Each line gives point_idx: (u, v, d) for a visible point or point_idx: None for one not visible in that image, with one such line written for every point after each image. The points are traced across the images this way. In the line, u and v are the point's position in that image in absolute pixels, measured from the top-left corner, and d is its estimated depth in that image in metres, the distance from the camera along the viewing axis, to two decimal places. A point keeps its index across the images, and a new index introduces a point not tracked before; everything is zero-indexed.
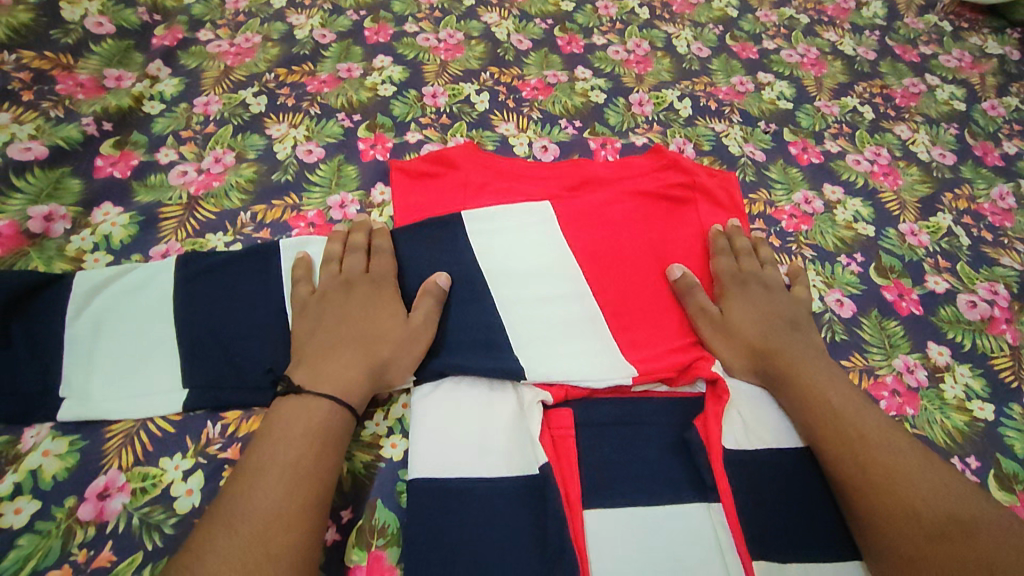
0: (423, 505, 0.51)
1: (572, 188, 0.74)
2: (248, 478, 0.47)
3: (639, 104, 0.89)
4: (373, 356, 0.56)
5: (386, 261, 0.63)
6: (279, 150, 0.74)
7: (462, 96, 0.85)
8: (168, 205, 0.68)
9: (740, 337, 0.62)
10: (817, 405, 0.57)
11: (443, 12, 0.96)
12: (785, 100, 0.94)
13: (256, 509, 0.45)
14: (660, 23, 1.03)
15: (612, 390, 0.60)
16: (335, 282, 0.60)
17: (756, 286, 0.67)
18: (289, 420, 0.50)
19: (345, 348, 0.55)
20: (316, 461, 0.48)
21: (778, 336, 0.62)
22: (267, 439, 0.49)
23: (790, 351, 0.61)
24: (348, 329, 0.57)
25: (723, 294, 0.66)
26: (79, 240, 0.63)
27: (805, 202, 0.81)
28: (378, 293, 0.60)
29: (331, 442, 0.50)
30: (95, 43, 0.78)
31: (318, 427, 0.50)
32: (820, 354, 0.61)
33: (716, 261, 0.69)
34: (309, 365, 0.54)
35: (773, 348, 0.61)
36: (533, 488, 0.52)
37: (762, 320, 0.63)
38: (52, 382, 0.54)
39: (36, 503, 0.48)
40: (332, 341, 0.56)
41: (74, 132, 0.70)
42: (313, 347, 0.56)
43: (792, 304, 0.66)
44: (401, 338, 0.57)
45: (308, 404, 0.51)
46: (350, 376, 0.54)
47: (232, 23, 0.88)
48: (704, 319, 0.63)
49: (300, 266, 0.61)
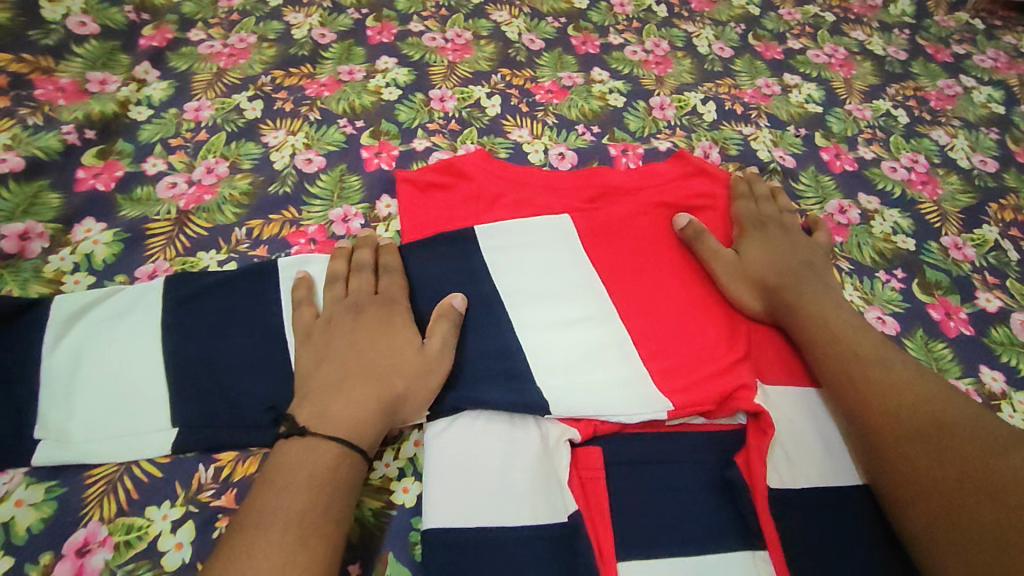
0: (442, 559, 0.46)
1: (591, 200, 0.69)
2: (247, 535, 0.41)
3: (660, 108, 0.83)
4: (385, 389, 0.50)
5: (396, 282, 0.58)
6: (277, 159, 0.69)
7: (472, 100, 0.80)
8: (156, 220, 0.62)
9: (753, 272, 0.63)
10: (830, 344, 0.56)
11: (450, 10, 0.90)
12: (814, 103, 0.88)
13: (256, 571, 0.39)
14: (679, 21, 0.97)
15: (644, 424, 0.54)
16: (342, 307, 0.55)
17: (774, 228, 0.68)
18: (293, 466, 0.45)
19: (354, 381, 0.50)
20: (324, 515, 0.43)
21: (792, 273, 0.63)
22: (268, 488, 0.44)
23: (803, 286, 0.61)
24: (358, 358, 0.52)
25: (742, 235, 0.67)
26: (58, 260, 0.58)
27: (840, 211, 0.76)
28: (390, 317, 0.55)
29: (340, 491, 0.45)
30: (78, 43, 0.72)
31: (325, 474, 0.45)
32: (833, 292, 0.62)
33: (736, 205, 0.70)
34: (315, 402, 0.49)
35: (786, 285, 0.62)
36: (562, 540, 0.47)
37: (776, 257, 0.65)
38: (26, 421, 0.49)
39: (7, 561, 0.43)
40: (339, 373, 0.51)
41: (53, 141, 0.64)
42: (319, 380, 0.50)
43: (810, 248, 0.67)
44: (415, 368, 0.52)
45: (315, 447, 0.46)
46: (361, 414, 0.48)
47: (225, 23, 0.83)
48: (717, 259, 0.64)
49: (301, 287, 0.56)
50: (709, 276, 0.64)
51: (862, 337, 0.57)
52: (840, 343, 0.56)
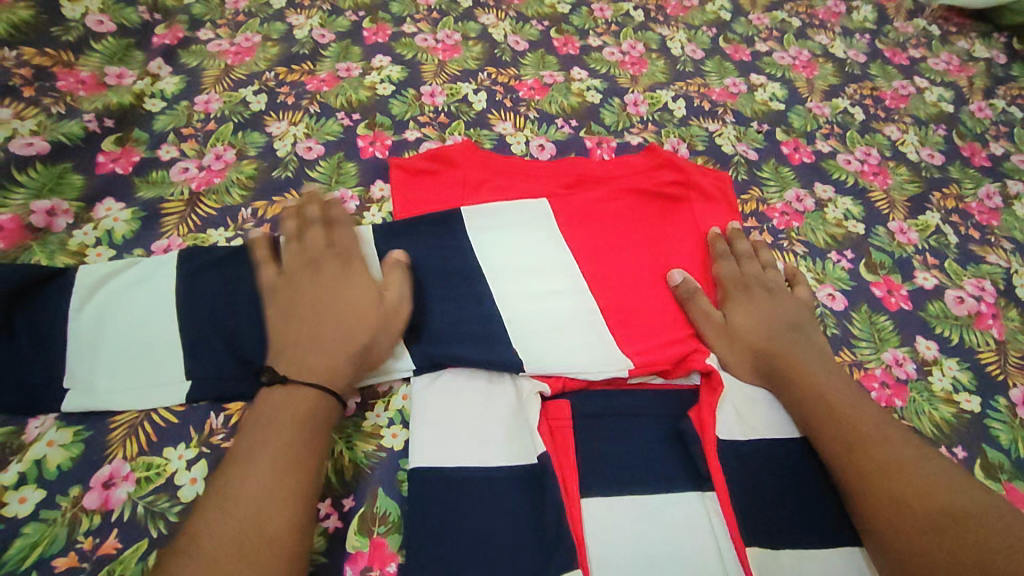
0: (424, 494, 0.52)
1: (569, 186, 0.76)
2: (239, 466, 0.47)
3: (634, 105, 0.90)
4: (351, 337, 0.55)
5: (347, 237, 0.62)
6: (279, 148, 0.75)
7: (460, 96, 0.86)
8: (170, 201, 0.68)
9: (744, 338, 0.63)
10: (807, 399, 0.58)
11: (441, 13, 0.97)
12: (778, 101, 0.96)
13: (247, 494, 0.45)
14: (655, 25, 1.04)
15: (609, 382, 0.61)
16: (302, 263, 0.59)
17: (758, 290, 0.68)
18: (278, 408, 0.50)
19: (325, 330, 0.55)
20: (308, 447, 0.49)
21: (781, 340, 0.63)
22: (257, 426, 0.49)
23: (793, 353, 0.62)
24: (322, 310, 0.56)
25: (727, 298, 0.67)
26: (81, 235, 0.63)
27: (797, 200, 0.83)
28: (347, 268, 0.59)
29: (320, 429, 0.51)
30: (96, 41, 0.78)
31: (306, 414, 0.50)
32: (823, 357, 0.63)
33: (718, 265, 0.70)
34: (291, 355, 0.53)
35: (778, 352, 0.62)
36: (530, 477, 0.53)
37: (764, 321, 0.65)
38: (56, 373, 0.54)
39: (41, 493, 0.49)
40: (310, 324, 0.55)
41: (76, 128, 0.70)
42: (291, 334, 0.55)
43: (796, 308, 0.67)
44: (377, 317, 0.57)
45: (294, 394, 0.51)
46: (335, 363, 0.53)
47: (231, 23, 0.89)
48: (708, 324, 0.64)
49: (260, 247, 0.61)
50: (700, 339, 0.65)
51: (838, 386, 0.59)
52: (819, 398, 0.58)
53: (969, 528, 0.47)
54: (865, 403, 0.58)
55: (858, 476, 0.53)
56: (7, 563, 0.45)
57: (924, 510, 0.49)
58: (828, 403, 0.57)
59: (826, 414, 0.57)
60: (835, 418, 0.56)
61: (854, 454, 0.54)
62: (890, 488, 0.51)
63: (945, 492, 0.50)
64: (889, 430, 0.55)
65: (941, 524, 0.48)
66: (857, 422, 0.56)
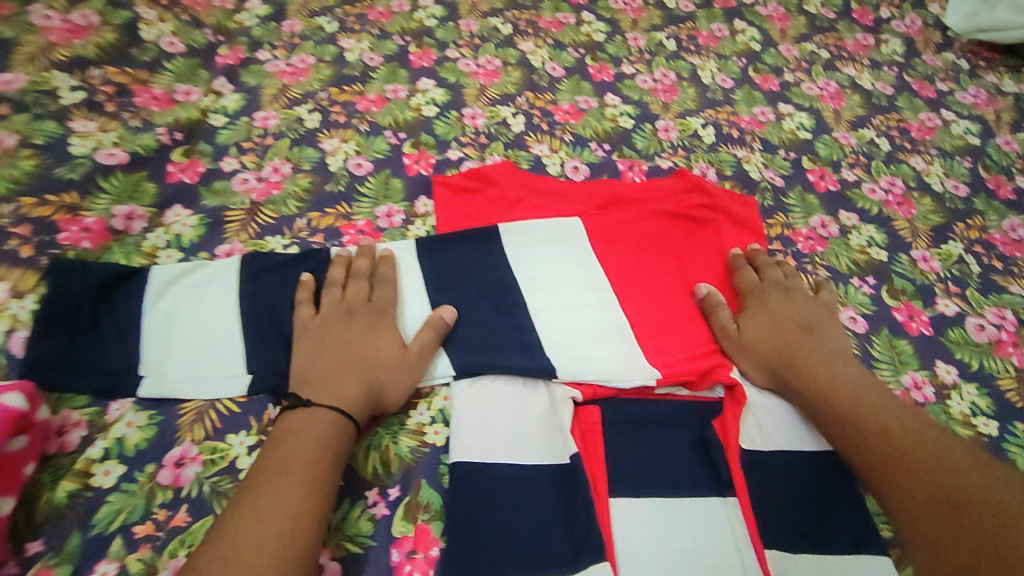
0: (463, 485, 0.55)
1: (602, 207, 0.81)
2: (269, 479, 0.50)
3: (665, 130, 0.94)
4: (370, 381, 0.58)
5: (387, 289, 0.65)
6: (332, 163, 0.80)
7: (499, 118, 0.91)
8: (233, 209, 0.73)
9: (760, 343, 0.67)
10: (819, 404, 0.61)
11: (482, 39, 1.03)
12: (804, 131, 0.99)
13: (279, 507, 0.48)
14: (686, 54, 1.09)
15: (638, 391, 0.64)
16: (337, 307, 0.62)
17: (779, 297, 0.71)
18: (303, 429, 0.53)
19: (342, 373, 0.58)
20: (332, 468, 0.52)
21: (796, 343, 0.66)
22: (280, 448, 0.52)
23: (806, 356, 0.64)
24: (348, 351, 0.59)
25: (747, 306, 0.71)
26: (154, 238, 0.69)
27: (822, 226, 0.86)
28: (380, 317, 0.63)
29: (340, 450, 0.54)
30: (168, 61, 0.86)
31: (331, 435, 0.54)
32: (838, 361, 0.64)
33: (741, 275, 0.74)
34: (313, 386, 0.57)
35: (791, 354, 0.65)
36: (562, 476, 0.57)
37: (777, 326, 0.68)
38: (132, 362, 0.59)
39: (121, 468, 0.53)
40: (329, 366, 0.58)
41: (150, 140, 0.76)
42: (315, 369, 0.58)
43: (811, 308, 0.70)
44: (396, 368, 0.60)
45: (316, 417, 0.54)
46: (351, 397, 0.56)
47: (287, 45, 0.96)
48: (725, 337, 0.68)
49: (303, 288, 0.64)
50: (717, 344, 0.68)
51: (851, 385, 0.62)
52: (827, 402, 0.61)
53: (969, 518, 0.50)
54: (872, 397, 0.60)
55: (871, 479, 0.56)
56: (95, 526, 0.50)
57: (930, 504, 0.52)
58: (834, 406, 0.60)
59: (837, 419, 0.60)
60: (843, 424, 0.59)
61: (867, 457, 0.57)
62: (899, 486, 0.54)
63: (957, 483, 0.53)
64: (899, 426, 0.58)
65: (942, 512, 0.51)
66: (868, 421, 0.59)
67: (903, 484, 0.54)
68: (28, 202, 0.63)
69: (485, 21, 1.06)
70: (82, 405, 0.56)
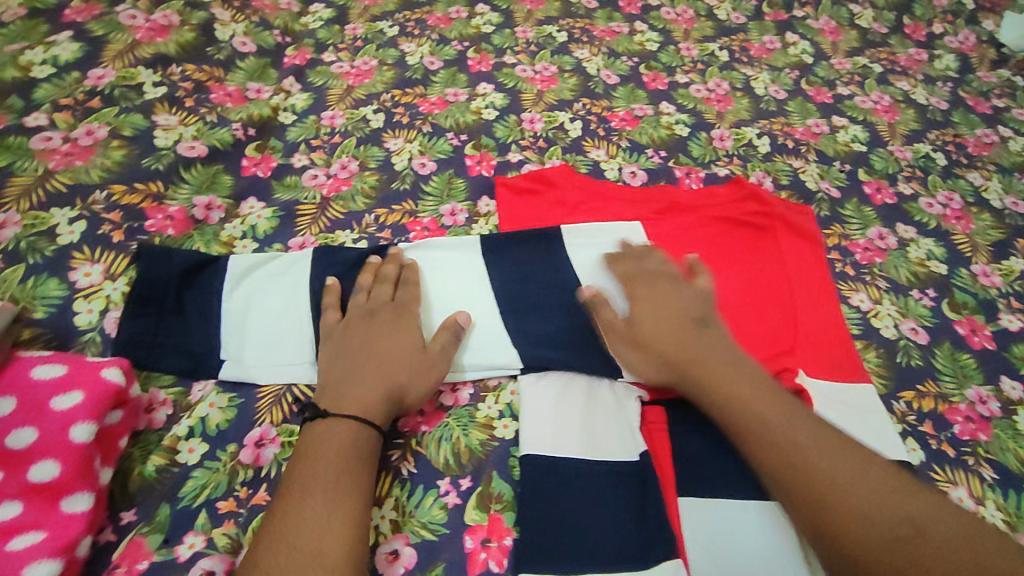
0: (535, 478, 0.57)
1: (660, 212, 0.81)
2: (295, 493, 0.49)
3: (720, 139, 0.95)
4: (391, 383, 0.57)
5: (412, 290, 0.65)
6: (397, 162, 0.82)
7: (557, 123, 0.93)
8: (304, 204, 0.76)
9: (663, 348, 0.61)
10: (738, 414, 0.56)
11: (538, 46, 1.05)
12: (859, 143, 0.99)
13: (305, 523, 0.48)
14: (739, 65, 1.10)
15: None
16: (359, 309, 0.62)
17: (663, 285, 0.66)
18: (322, 442, 0.53)
19: (362, 375, 0.57)
20: (358, 474, 0.52)
21: (693, 344, 0.61)
22: (302, 464, 0.52)
23: (705, 361, 0.59)
24: (367, 356, 0.59)
25: (635, 300, 0.65)
26: (231, 228, 0.71)
27: (879, 237, 0.86)
28: (402, 320, 0.62)
29: (366, 456, 0.53)
30: (241, 60, 0.89)
31: (350, 445, 0.53)
32: (737, 359, 0.60)
33: (622, 264, 0.69)
34: (335, 391, 0.56)
35: (689, 360, 0.60)
36: (632, 472, 0.57)
37: (672, 325, 0.62)
38: (213, 345, 0.61)
39: (204, 446, 0.55)
40: (350, 368, 0.58)
41: (226, 135, 0.79)
42: (337, 373, 0.58)
43: (696, 300, 0.65)
44: (418, 371, 0.59)
45: (334, 426, 0.54)
46: (373, 401, 0.56)
47: (351, 48, 0.99)
48: (617, 341, 0.63)
49: (331, 293, 0.64)
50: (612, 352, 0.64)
51: (766, 391, 0.58)
52: (746, 412, 0.56)
53: (924, 535, 0.48)
54: (778, 404, 0.56)
55: (810, 498, 0.51)
56: (183, 498, 0.52)
57: (886, 528, 0.48)
58: (759, 416, 0.56)
59: (761, 431, 0.55)
60: (766, 438, 0.54)
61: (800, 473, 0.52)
62: (849, 507, 0.50)
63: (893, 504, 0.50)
64: (826, 437, 0.54)
65: (901, 537, 0.48)
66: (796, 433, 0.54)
67: (850, 505, 0.50)
68: (119, 189, 0.67)
69: (541, 29, 1.08)
70: (168, 385, 0.59)
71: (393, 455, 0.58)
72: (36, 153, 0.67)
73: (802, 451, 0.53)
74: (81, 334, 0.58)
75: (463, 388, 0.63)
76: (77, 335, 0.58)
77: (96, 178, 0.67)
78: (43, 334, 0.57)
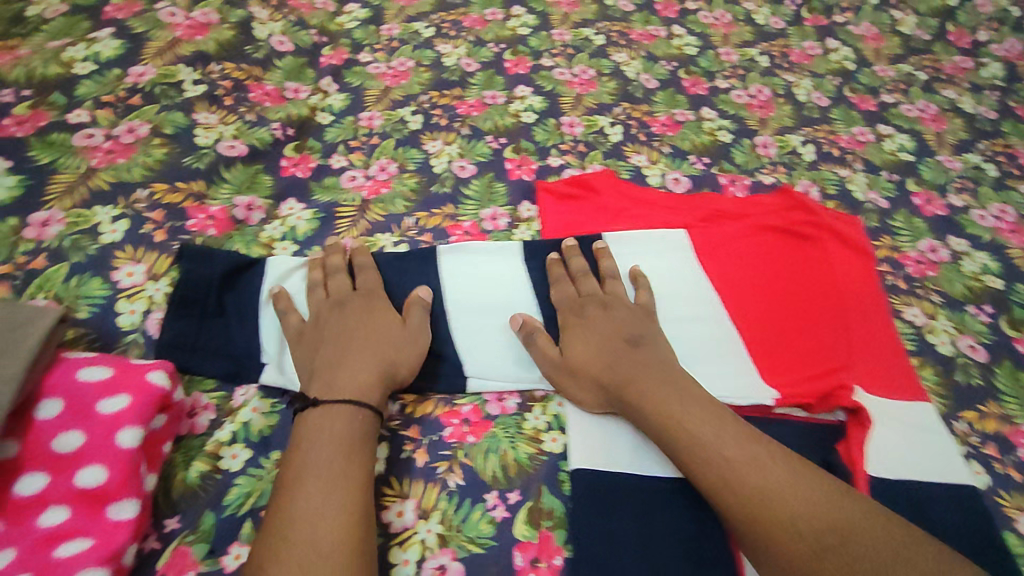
0: (587, 494, 0.55)
1: (706, 219, 0.79)
2: (291, 482, 0.48)
3: (764, 146, 0.93)
4: (380, 359, 0.57)
5: (369, 276, 0.64)
6: (436, 164, 0.81)
7: (597, 127, 0.90)
8: (344, 206, 0.74)
9: (596, 374, 0.59)
10: (666, 437, 0.55)
11: (575, 49, 1.02)
12: (906, 152, 0.96)
13: (298, 511, 0.46)
14: (781, 71, 1.07)
15: (753, 409, 0.65)
16: (325, 303, 0.60)
17: (593, 307, 0.64)
18: (315, 431, 0.51)
19: (350, 357, 0.56)
20: (353, 459, 0.50)
21: (626, 366, 0.59)
22: (293, 454, 0.50)
23: (639, 383, 0.57)
24: (345, 340, 0.57)
25: (564, 325, 0.63)
26: (271, 229, 0.70)
27: (931, 250, 0.83)
28: (372, 300, 0.61)
29: (361, 442, 0.52)
30: (279, 58, 0.87)
31: (346, 432, 0.51)
32: (669, 374, 0.58)
33: (553, 291, 0.66)
34: (322, 379, 0.55)
35: (624, 384, 0.58)
36: (685, 491, 0.56)
37: (602, 346, 0.60)
38: (254, 348, 0.59)
39: (248, 452, 0.54)
40: (335, 353, 0.57)
41: (265, 135, 0.77)
42: (320, 362, 0.56)
43: (630, 318, 0.63)
44: (398, 346, 0.58)
45: (329, 413, 0.52)
46: (365, 383, 0.55)
47: (387, 49, 0.96)
48: (556, 371, 0.60)
49: (281, 299, 0.61)
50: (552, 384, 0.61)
51: (691, 408, 0.55)
52: (670, 435, 0.54)
53: (856, 544, 0.47)
54: (706, 418, 0.54)
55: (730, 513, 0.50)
56: (228, 506, 0.51)
57: (812, 537, 0.47)
58: (689, 435, 0.54)
59: (685, 451, 0.53)
60: (701, 455, 0.52)
61: (717, 486, 0.51)
62: (774, 519, 0.49)
63: (824, 513, 0.49)
64: (752, 446, 0.53)
65: (828, 546, 0.47)
66: (717, 448, 0.53)
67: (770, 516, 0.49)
68: (161, 188, 0.67)
69: (579, 32, 1.05)
70: (210, 389, 0.57)
71: (439, 467, 0.56)
72: (79, 149, 0.67)
73: (728, 467, 0.52)
74: (124, 335, 0.57)
75: (509, 397, 0.62)
76: (120, 336, 0.57)
77: (138, 176, 0.66)
78: (87, 334, 0.56)
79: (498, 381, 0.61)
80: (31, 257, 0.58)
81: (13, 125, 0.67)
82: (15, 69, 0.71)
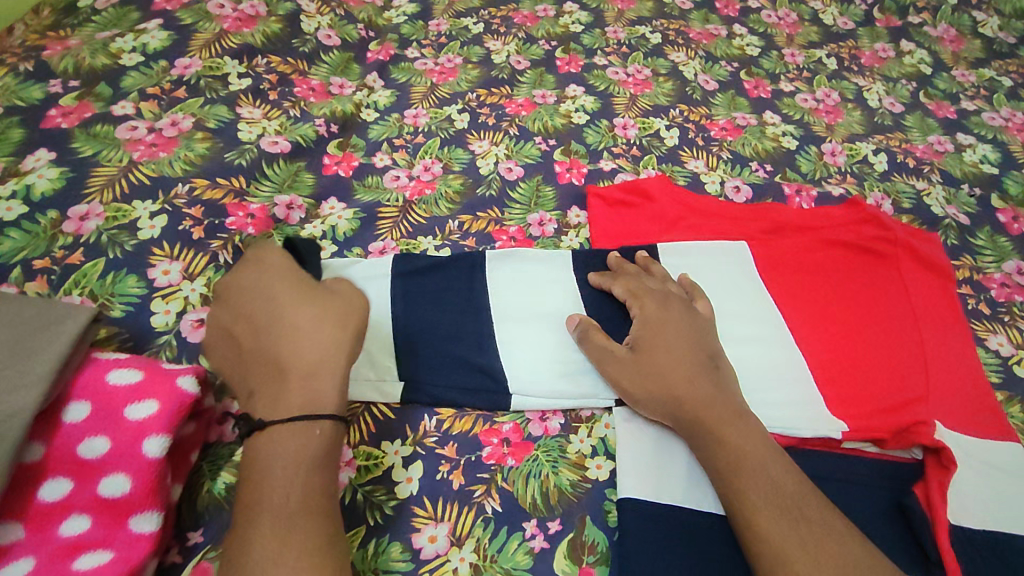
0: (635, 527, 0.51)
1: (767, 232, 0.74)
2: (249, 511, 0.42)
3: (831, 154, 0.87)
4: (315, 354, 0.48)
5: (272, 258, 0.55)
6: (482, 166, 0.77)
7: (652, 130, 0.86)
8: (386, 206, 0.71)
9: (662, 379, 0.54)
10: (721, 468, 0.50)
11: (630, 48, 0.97)
12: (990, 164, 0.89)
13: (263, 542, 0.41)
14: (850, 74, 1.00)
15: (820, 443, 0.59)
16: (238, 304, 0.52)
17: (676, 304, 0.60)
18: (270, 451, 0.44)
19: (281, 361, 0.48)
20: (314, 492, 0.44)
21: (701, 377, 0.54)
22: (244, 487, 0.44)
23: (711, 399, 0.53)
24: (262, 334, 0.49)
25: (640, 317, 0.58)
26: (311, 228, 0.67)
27: (1018, 273, 0.76)
28: (262, 274, 0.53)
29: (319, 467, 0.45)
30: (325, 53, 0.85)
31: (307, 447, 0.45)
32: (739, 399, 0.54)
33: (619, 282, 0.62)
34: (263, 393, 0.47)
35: (698, 394, 0.53)
36: None
37: (683, 355, 0.55)
38: None
39: None
40: (266, 359, 0.48)
41: (309, 131, 0.74)
42: (257, 377, 0.48)
43: (707, 332, 0.59)
44: (331, 321, 0.50)
45: (281, 434, 0.45)
46: (317, 387, 0.47)
47: (435, 44, 0.91)
48: (617, 367, 0.56)
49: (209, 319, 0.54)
50: (608, 381, 0.57)
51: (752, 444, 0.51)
52: (728, 463, 0.50)
53: None
54: (755, 461, 0.50)
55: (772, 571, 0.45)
56: None
57: None
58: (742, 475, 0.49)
59: (748, 485, 0.49)
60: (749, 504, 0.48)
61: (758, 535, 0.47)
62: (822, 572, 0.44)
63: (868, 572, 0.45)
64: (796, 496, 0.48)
65: None
66: (777, 490, 0.49)
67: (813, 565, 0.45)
68: (201, 184, 0.65)
69: (633, 29, 1.00)
70: None
71: (477, 490, 0.53)
72: (122, 142, 0.66)
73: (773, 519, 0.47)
74: (157, 336, 0.55)
75: (552, 418, 0.58)
76: (153, 338, 0.55)
77: (179, 171, 0.65)
78: (120, 334, 0.54)
79: (543, 400, 0.57)
80: (68, 251, 0.57)
81: (59, 116, 0.66)
82: (64, 60, 0.71)
